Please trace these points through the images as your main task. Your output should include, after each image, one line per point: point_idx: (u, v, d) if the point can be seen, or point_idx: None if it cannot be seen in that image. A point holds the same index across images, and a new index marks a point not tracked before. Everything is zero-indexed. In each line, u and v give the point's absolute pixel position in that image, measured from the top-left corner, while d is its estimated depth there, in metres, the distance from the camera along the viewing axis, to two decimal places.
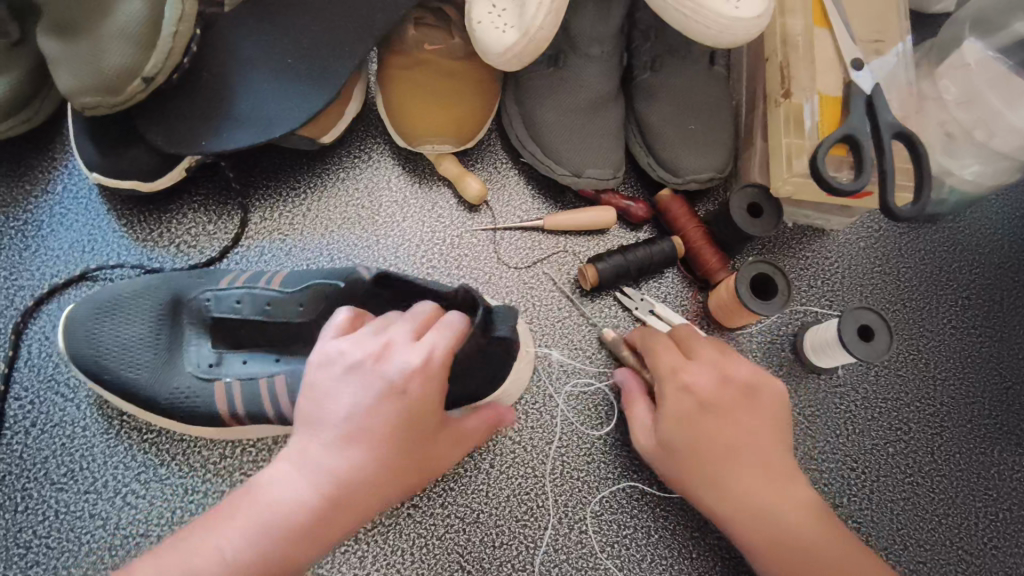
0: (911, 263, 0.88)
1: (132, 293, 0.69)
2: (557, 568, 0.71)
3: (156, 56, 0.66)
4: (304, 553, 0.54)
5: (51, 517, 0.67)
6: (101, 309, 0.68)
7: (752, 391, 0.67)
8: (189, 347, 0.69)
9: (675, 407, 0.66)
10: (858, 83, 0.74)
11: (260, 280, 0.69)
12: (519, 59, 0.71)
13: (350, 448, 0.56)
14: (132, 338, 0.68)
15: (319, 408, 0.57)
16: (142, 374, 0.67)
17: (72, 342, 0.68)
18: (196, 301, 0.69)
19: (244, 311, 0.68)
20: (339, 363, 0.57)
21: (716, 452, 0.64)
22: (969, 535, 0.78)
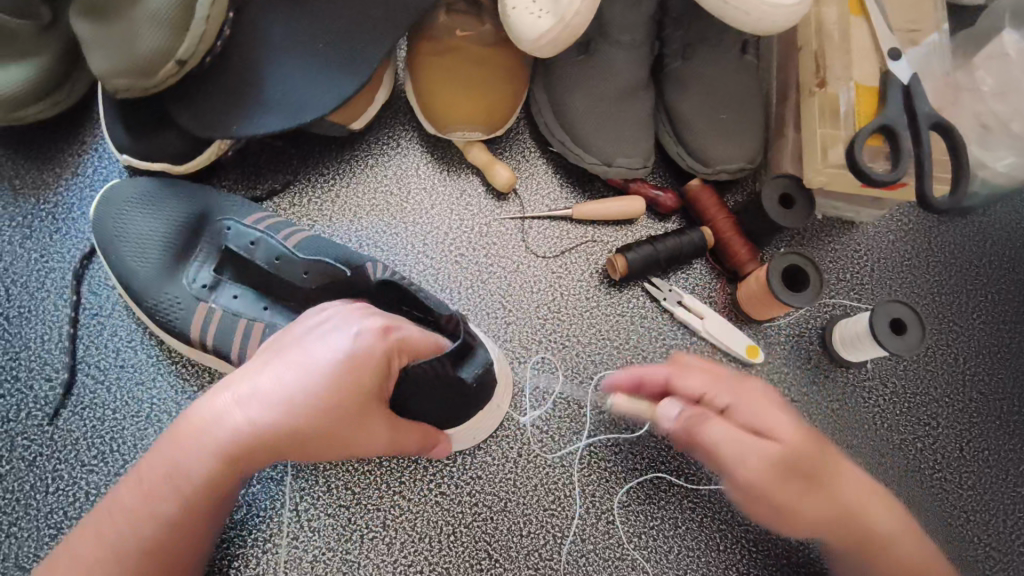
0: (941, 257, 0.87)
1: (163, 195, 0.73)
2: (585, 558, 0.71)
3: (190, 38, 0.66)
4: (212, 483, 0.55)
5: (82, 498, 0.67)
6: (133, 198, 0.72)
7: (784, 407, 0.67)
8: (194, 264, 0.72)
9: (774, 403, 0.63)
10: (897, 73, 0.73)
11: (279, 233, 0.70)
12: (553, 45, 0.70)
13: (281, 390, 0.54)
14: (148, 235, 0.71)
15: (275, 347, 0.57)
16: (146, 268, 0.70)
17: (101, 218, 0.72)
18: (219, 226, 0.72)
19: (255, 254, 0.70)
20: (309, 321, 0.59)
21: (820, 440, 0.62)
22: (998, 532, 0.77)
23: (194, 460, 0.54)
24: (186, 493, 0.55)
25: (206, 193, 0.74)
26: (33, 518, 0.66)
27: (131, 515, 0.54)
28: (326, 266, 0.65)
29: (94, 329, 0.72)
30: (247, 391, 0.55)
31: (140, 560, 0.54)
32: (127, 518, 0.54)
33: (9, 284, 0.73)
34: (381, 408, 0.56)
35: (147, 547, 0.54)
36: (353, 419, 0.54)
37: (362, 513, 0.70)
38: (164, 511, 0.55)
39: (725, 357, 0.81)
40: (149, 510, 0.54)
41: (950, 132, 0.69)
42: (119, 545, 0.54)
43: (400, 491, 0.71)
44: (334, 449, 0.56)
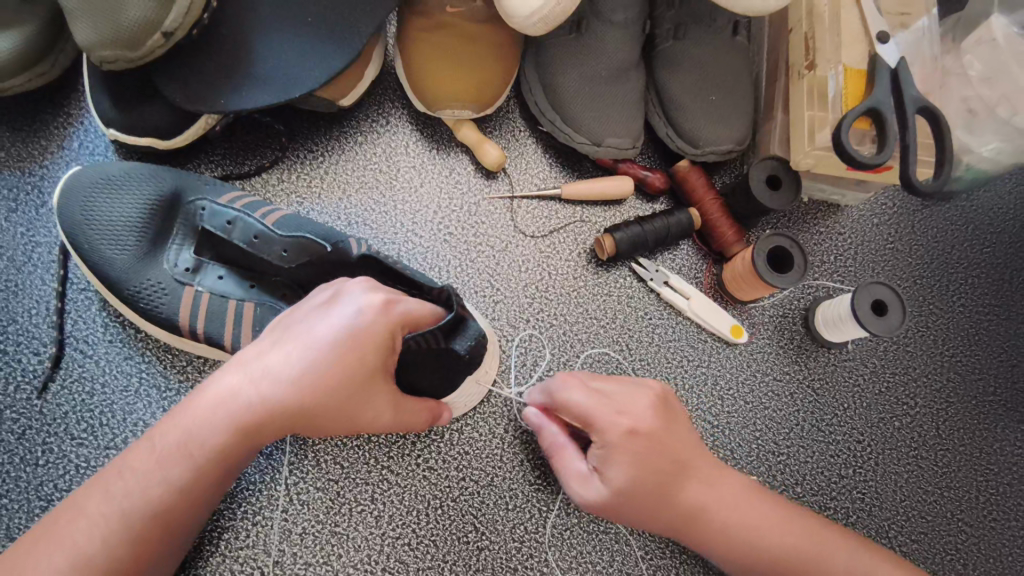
0: (924, 240, 0.88)
1: (133, 177, 0.71)
2: (569, 531, 0.73)
3: (177, 10, 0.65)
4: (223, 455, 0.55)
5: (72, 471, 0.67)
6: (98, 183, 0.70)
7: (667, 410, 0.64)
8: (173, 248, 0.71)
9: (625, 453, 0.60)
10: (885, 57, 0.73)
11: (257, 211, 0.70)
12: (547, 22, 0.70)
13: (291, 367, 0.54)
14: (118, 218, 0.69)
15: (282, 323, 0.58)
16: (123, 255, 0.69)
17: (65, 203, 0.70)
18: (193, 207, 0.72)
19: (233, 234, 0.70)
20: (316, 298, 0.59)
21: (673, 479, 0.61)
22: (970, 508, 0.80)
23: (209, 429, 0.54)
24: (199, 461, 0.54)
25: (177, 173, 0.73)
26: (24, 490, 0.66)
27: (139, 477, 0.54)
28: (307, 243, 0.66)
29: (81, 303, 0.72)
30: (254, 366, 0.55)
31: (143, 526, 0.53)
32: (137, 484, 0.53)
33: None
34: (385, 382, 0.57)
35: (155, 512, 0.53)
36: (354, 394, 0.55)
37: (351, 486, 0.71)
38: (175, 477, 0.54)
39: (709, 336, 0.82)
40: (165, 480, 0.54)
41: (935, 116, 0.70)
42: (126, 507, 0.53)
43: (388, 466, 0.72)
44: (337, 422, 0.56)
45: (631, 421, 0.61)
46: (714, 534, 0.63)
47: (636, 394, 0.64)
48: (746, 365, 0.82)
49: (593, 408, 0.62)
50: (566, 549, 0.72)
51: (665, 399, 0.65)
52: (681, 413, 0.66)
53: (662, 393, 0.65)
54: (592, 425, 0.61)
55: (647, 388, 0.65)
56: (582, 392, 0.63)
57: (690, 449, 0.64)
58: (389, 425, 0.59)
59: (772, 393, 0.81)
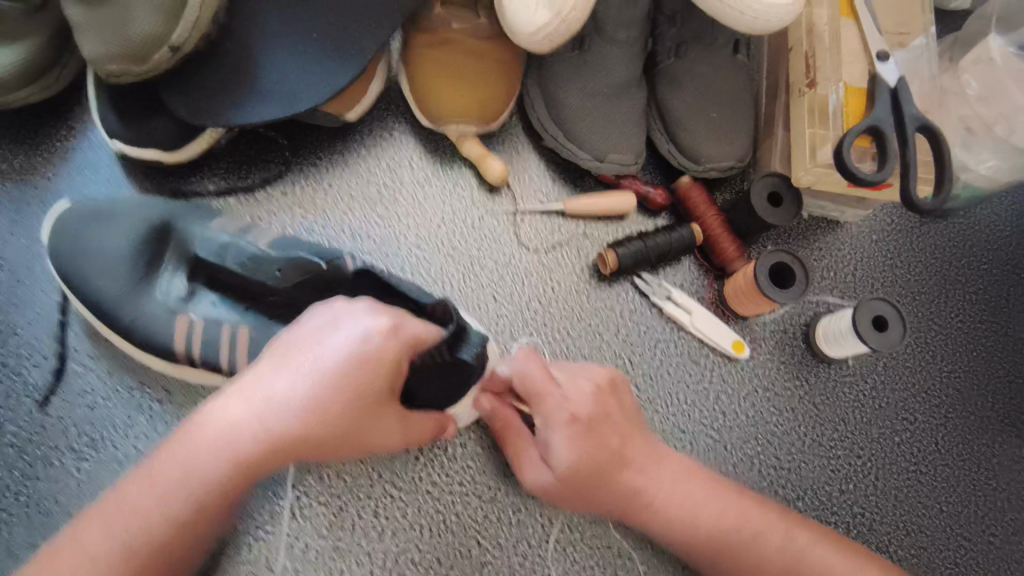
0: (922, 256, 0.89)
1: (122, 207, 0.70)
2: (572, 546, 0.73)
3: (183, 25, 0.65)
4: (228, 487, 0.55)
5: (73, 485, 0.67)
6: (86, 218, 0.70)
7: (609, 392, 0.67)
8: (165, 278, 0.69)
9: (568, 436, 0.63)
10: (884, 75, 0.73)
11: (252, 236, 0.70)
12: (551, 39, 0.71)
13: (300, 394, 0.54)
14: (111, 251, 0.68)
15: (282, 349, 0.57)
16: (112, 287, 0.67)
17: (57, 241, 0.69)
18: (184, 235, 0.70)
19: (226, 258, 0.68)
20: (315, 317, 0.58)
21: (610, 464, 0.64)
22: (970, 523, 0.80)
23: (213, 460, 0.54)
24: (202, 494, 0.54)
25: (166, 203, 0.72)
26: (25, 504, 0.66)
27: (139, 512, 0.53)
28: (301, 259, 0.65)
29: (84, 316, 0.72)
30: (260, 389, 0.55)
31: (145, 561, 0.53)
32: (136, 519, 0.53)
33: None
34: (392, 404, 0.57)
35: (159, 545, 0.53)
36: (359, 419, 0.55)
37: (353, 501, 0.71)
38: (176, 510, 0.53)
39: (711, 351, 0.82)
40: (167, 513, 0.53)
41: (935, 135, 0.70)
42: (127, 541, 0.52)
43: (390, 481, 0.72)
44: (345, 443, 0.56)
45: (574, 405, 0.64)
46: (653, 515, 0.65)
47: (581, 384, 0.66)
48: (747, 380, 0.82)
49: (540, 392, 0.64)
50: (569, 564, 0.72)
51: (610, 382, 0.68)
52: (628, 403, 0.69)
53: (609, 378, 0.68)
54: (538, 407, 0.64)
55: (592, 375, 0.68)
56: (536, 371, 0.65)
57: (631, 431, 0.66)
58: (397, 442, 0.60)
59: (773, 407, 0.82)
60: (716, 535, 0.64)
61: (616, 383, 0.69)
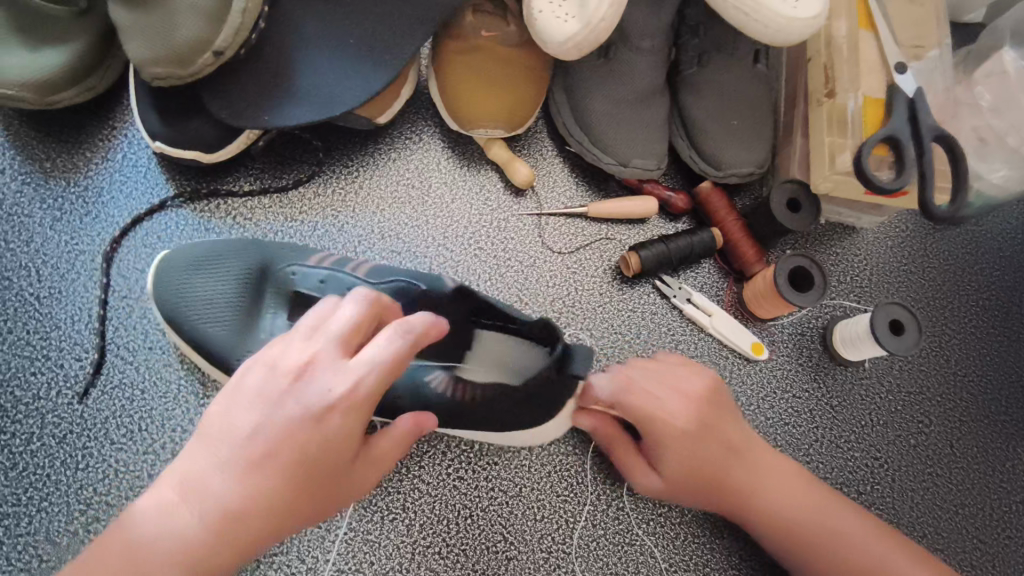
0: (936, 263, 0.91)
1: (222, 251, 0.73)
2: (596, 542, 0.74)
3: (227, 30, 0.68)
4: None
5: (112, 475, 0.68)
6: (190, 264, 0.72)
7: (711, 399, 0.70)
8: (267, 317, 0.71)
9: (675, 444, 0.67)
10: (902, 86, 0.77)
11: (348, 267, 0.72)
12: (580, 47, 0.73)
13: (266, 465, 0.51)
14: (218, 294, 0.71)
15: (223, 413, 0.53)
16: (215, 330, 0.70)
17: (161, 285, 0.71)
18: (284, 274, 0.72)
19: (328, 290, 0.70)
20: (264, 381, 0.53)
21: (720, 465, 0.68)
22: (984, 525, 0.82)
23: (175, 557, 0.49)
24: None
25: (261, 245, 0.74)
26: (64, 494, 0.67)
27: None
28: (402, 286, 0.68)
29: (123, 311, 0.74)
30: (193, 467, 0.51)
31: None
32: None
33: (39, 265, 0.74)
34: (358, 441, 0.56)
35: None
36: (301, 500, 0.52)
37: (382, 495, 0.72)
38: None
39: (730, 352, 0.84)
40: None
41: (952, 144, 0.73)
42: None
43: (419, 475, 0.74)
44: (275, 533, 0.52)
45: (676, 415, 0.68)
46: (764, 513, 0.68)
47: (676, 392, 0.69)
48: (766, 381, 0.84)
49: (642, 403, 0.68)
50: (592, 559, 0.73)
51: (710, 390, 0.71)
52: (731, 405, 0.72)
53: (709, 384, 0.71)
54: (642, 418, 0.68)
55: (691, 380, 0.71)
56: (633, 384, 0.69)
57: (736, 435, 0.69)
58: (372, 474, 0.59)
59: (791, 409, 0.83)
60: (819, 531, 0.66)
61: (717, 387, 0.72)
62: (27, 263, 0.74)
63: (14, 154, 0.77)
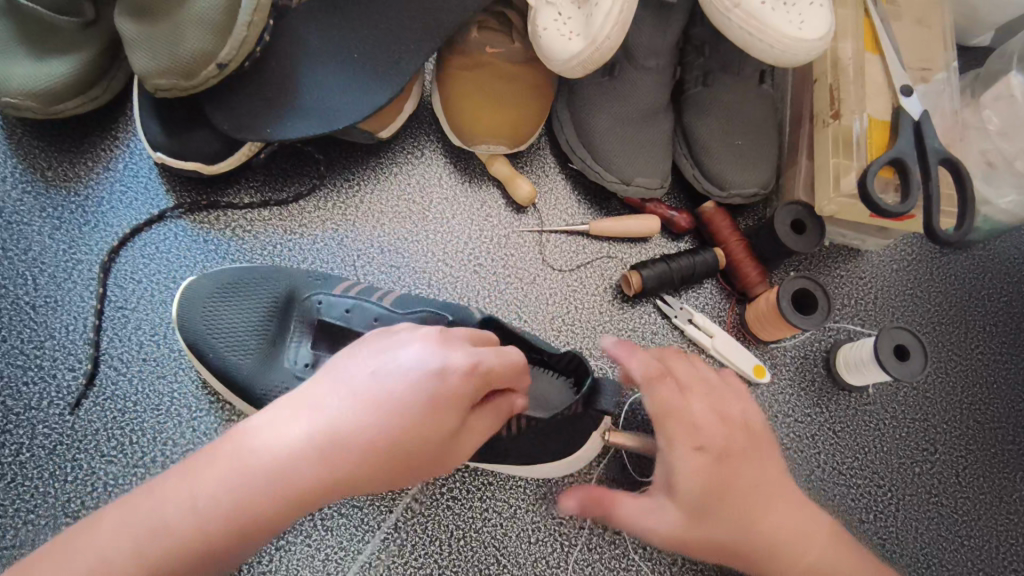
0: (942, 287, 0.90)
1: (250, 280, 0.72)
2: (591, 567, 0.73)
3: (231, 44, 0.67)
4: (257, 519, 0.46)
5: (100, 489, 0.68)
6: (216, 292, 0.71)
7: (751, 427, 0.63)
8: (291, 346, 0.70)
9: (698, 466, 0.57)
10: (908, 110, 0.76)
11: (374, 295, 0.70)
12: (584, 66, 0.73)
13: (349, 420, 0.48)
14: (244, 323, 0.70)
15: (339, 366, 0.52)
16: (245, 362, 0.69)
17: (187, 312, 0.71)
18: (308, 301, 0.71)
19: (353, 322, 0.69)
20: (369, 360, 0.52)
21: (744, 501, 0.58)
22: (990, 557, 0.80)
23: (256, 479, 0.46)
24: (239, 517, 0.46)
25: (285, 271, 0.74)
26: (51, 507, 0.66)
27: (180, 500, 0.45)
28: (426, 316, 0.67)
29: (118, 321, 0.73)
30: (289, 434, 0.48)
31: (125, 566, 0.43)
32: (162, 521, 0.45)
33: (37, 274, 0.74)
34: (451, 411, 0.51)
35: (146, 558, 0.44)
36: (365, 478, 0.48)
37: (374, 514, 0.71)
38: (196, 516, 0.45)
39: None
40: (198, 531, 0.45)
41: (958, 169, 0.72)
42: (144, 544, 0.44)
43: (412, 494, 0.72)
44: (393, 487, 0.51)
45: (705, 434, 0.59)
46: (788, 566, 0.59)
47: (715, 410, 0.62)
48: (768, 405, 0.82)
49: (671, 412, 0.60)
50: None
51: (744, 415, 0.63)
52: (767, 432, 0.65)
53: (745, 409, 0.64)
54: (666, 429, 0.60)
55: (725, 402, 0.63)
56: (662, 389, 0.62)
57: (771, 468, 0.62)
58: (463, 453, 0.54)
59: (793, 433, 0.82)
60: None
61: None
62: (25, 271, 0.74)
63: (16, 162, 0.77)
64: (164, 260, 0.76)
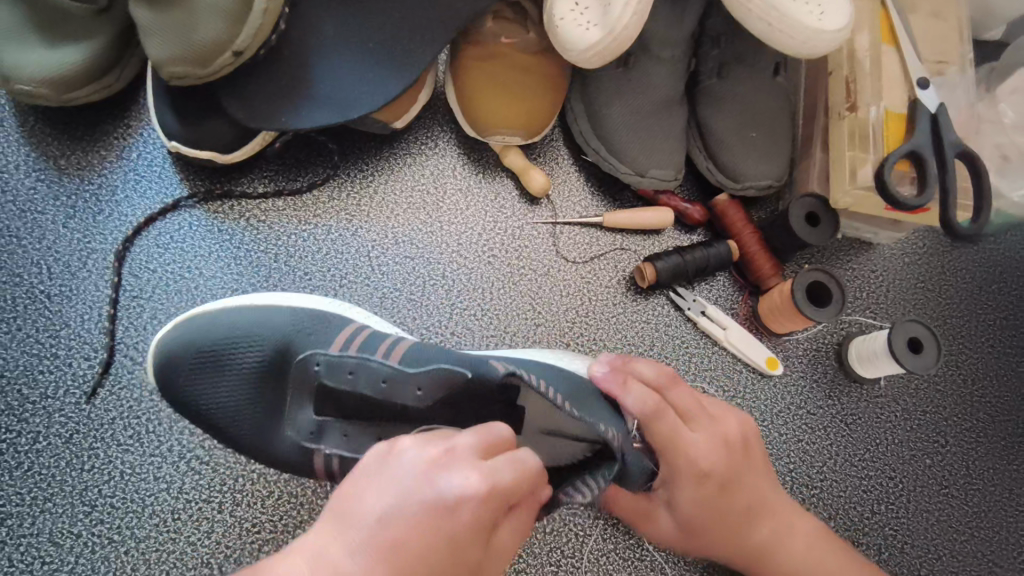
0: (954, 281, 0.90)
1: (239, 340, 0.68)
2: (605, 556, 0.73)
3: (247, 31, 0.67)
4: None
5: (117, 478, 0.68)
6: (202, 363, 0.67)
7: (747, 447, 0.68)
8: (292, 411, 0.66)
9: (695, 490, 0.64)
10: (925, 102, 0.75)
11: (378, 351, 0.65)
12: (602, 56, 0.72)
13: (375, 563, 0.42)
14: (237, 394, 0.67)
15: (357, 494, 0.45)
16: (249, 429, 0.66)
17: (176, 387, 0.67)
18: (306, 363, 0.66)
19: (358, 382, 0.64)
20: (386, 475, 0.45)
21: (735, 519, 0.66)
22: (1000, 548, 0.80)
23: None
24: None
25: (275, 327, 0.68)
26: (68, 495, 0.67)
27: None
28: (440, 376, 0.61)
29: (133, 311, 0.73)
30: None
31: None
32: None
33: (51, 263, 0.74)
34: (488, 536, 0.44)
35: None
36: None
37: None
38: None
39: (745, 366, 0.83)
40: None
41: (974, 161, 0.72)
42: None
43: None
44: None
45: (706, 463, 0.63)
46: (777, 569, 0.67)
47: (716, 434, 0.66)
48: (781, 397, 0.83)
49: (675, 445, 0.63)
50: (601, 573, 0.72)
51: (740, 438, 0.67)
52: (760, 446, 0.70)
53: (741, 431, 0.68)
54: (671, 462, 0.63)
55: (725, 432, 0.66)
56: (667, 428, 0.63)
57: (761, 484, 0.68)
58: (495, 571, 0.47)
59: (806, 425, 0.82)
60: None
61: (748, 433, 0.69)
62: (39, 259, 0.73)
63: (29, 150, 0.76)
64: (178, 250, 0.76)
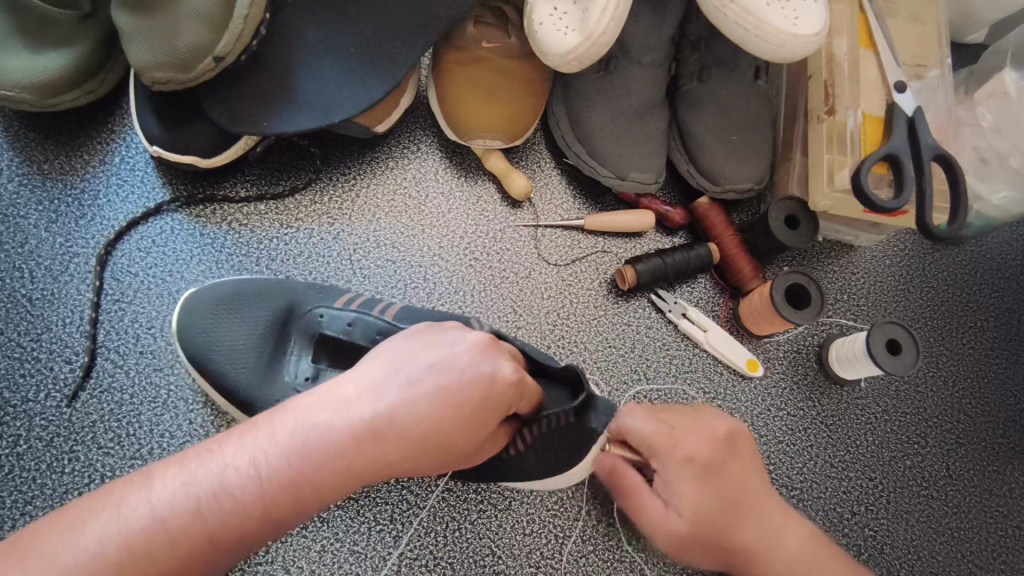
0: (934, 283, 0.91)
1: (248, 294, 0.72)
2: (585, 558, 0.73)
3: (228, 37, 0.67)
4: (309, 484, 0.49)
5: (98, 480, 0.68)
6: (214, 307, 0.71)
7: (732, 441, 0.63)
8: (293, 359, 0.70)
9: (683, 479, 0.59)
10: (902, 105, 0.75)
11: (375, 308, 0.69)
12: (580, 61, 0.73)
13: (412, 403, 0.52)
14: (243, 340, 0.70)
15: (398, 356, 0.55)
16: (244, 378, 0.68)
17: (186, 328, 0.71)
18: (308, 317, 0.70)
19: (355, 335, 0.68)
20: (430, 345, 0.56)
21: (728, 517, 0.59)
22: (980, 549, 0.80)
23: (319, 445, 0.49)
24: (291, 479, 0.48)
25: (286, 285, 0.73)
26: (48, 497, 0.67)
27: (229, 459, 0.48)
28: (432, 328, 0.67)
29: (114, 314, 0.74)
30: (353, 415, 0.51)
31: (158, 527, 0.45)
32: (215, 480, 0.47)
33: (33, 266, 0.74)
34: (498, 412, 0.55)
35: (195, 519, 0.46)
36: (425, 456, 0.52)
37: (371, 505, 0.72)
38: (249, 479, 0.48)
39: (725, 368, 0.84)
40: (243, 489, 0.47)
41: (951, 164, 0.72)
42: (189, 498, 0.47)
43: (408, 487, 0.73)
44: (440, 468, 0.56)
45: (689, 448, 0.60)
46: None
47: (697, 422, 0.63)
48: (761, 399, 0.83)
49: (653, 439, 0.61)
50: None
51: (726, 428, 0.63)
52: (750, 446, 0.65)
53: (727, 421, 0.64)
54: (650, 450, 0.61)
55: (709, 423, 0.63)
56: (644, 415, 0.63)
57: (751, 481, 0.62)
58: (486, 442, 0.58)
59: (786, 427, 0.83)
60: None
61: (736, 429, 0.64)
62: (21, 263, 0.74)
63: (12, 155, 0.77)
64: (161, 254, 0.77)
